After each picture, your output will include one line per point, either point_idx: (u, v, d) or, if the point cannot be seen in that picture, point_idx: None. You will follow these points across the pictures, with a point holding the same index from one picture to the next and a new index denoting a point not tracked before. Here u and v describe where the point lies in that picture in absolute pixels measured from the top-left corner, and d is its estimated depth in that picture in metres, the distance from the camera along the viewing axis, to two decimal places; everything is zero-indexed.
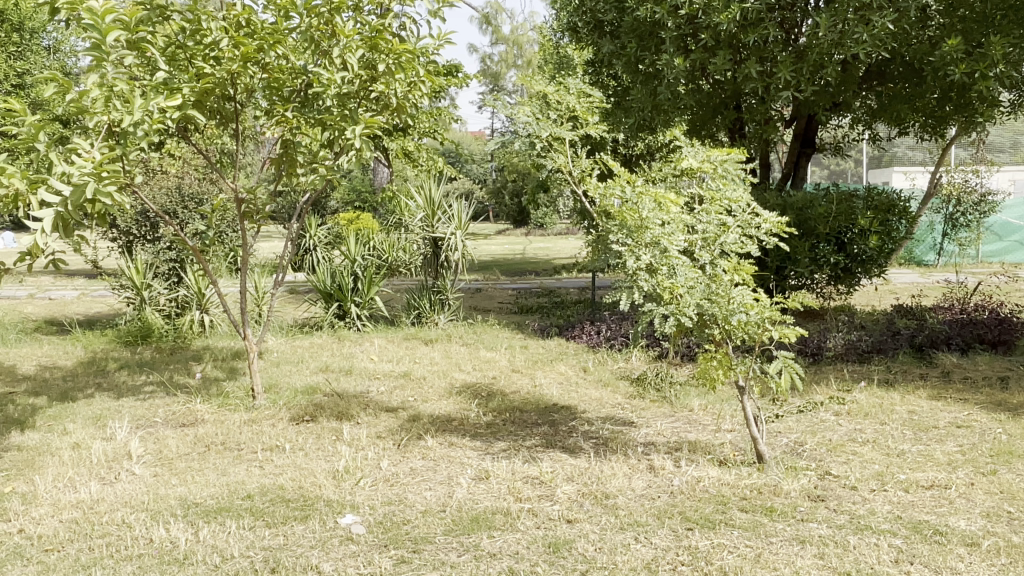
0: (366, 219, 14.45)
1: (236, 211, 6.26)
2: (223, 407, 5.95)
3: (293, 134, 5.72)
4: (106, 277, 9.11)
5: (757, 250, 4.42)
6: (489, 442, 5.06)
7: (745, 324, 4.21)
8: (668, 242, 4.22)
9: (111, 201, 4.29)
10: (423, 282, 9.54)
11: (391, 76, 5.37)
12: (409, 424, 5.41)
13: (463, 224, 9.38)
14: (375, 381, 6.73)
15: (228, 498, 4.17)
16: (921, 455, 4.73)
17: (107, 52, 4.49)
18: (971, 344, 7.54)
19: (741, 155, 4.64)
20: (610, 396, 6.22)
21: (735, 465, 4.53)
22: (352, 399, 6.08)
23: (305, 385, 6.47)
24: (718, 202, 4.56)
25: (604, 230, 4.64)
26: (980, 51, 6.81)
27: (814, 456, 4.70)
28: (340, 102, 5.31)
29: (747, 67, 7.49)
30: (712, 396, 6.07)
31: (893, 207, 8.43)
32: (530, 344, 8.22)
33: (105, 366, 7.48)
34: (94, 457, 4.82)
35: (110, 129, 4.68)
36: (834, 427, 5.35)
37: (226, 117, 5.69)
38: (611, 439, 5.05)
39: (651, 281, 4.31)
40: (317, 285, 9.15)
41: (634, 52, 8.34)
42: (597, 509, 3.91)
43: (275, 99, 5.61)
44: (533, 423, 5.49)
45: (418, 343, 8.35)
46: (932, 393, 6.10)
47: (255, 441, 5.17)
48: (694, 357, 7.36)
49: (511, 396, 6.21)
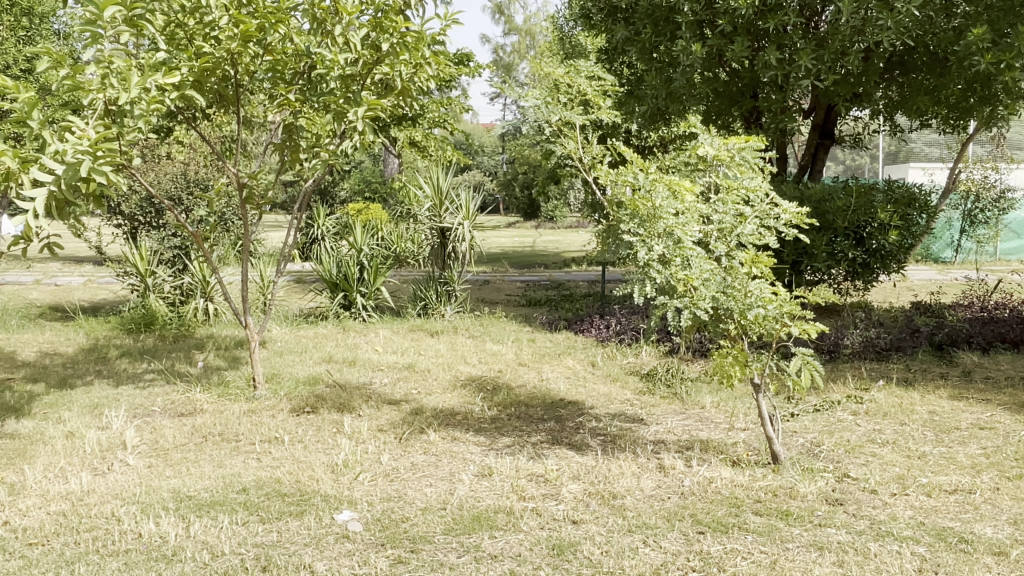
0: (375, 210, 14.30)
1: (238, 197, 6.11)
2: (223, 397, 5.81)
3: (296, 118, 5.57)
4: (110, 264, 8.97)
5: (776, 242, 4.24)
6: (493, 437, 4.90)
7: (763, 318, 4.02)
8: (681, 232, 4.04)
9: (106, 182, 4.16)
10: (430, 273, 9.38)
11: (397, 58, 5.16)
12: (412, 418, 5.26)
13: (472, 215, 9.18)
14: (379, 373, 6.58)
15: (223, 491, 4.03)
16: (943, 458, 4.54)
17: (103, 28, 4.35)
18: (993, 344, 7.32)
19: (760, 143, 4.45)
20: (619, 392, 6.05)
21: (749, 465, 4.34)
22: (354, 390, 5.94)
23: (307, 375, 6.33)
24: (735, 192, 4.39)
25: (614, 219, 4.47)
26: (1007, 40, 6.48)
27: (832, 458, 4.51)
28: (344, 85, 5.15)
29: (766, 54, 7.28)
30: (725, 393, 5.89)
31: (913, 201, 8.18)
32: (538, 337, 8.05)
33: (105, 353, 7.36)
34: (88, 447, 4.69)
35: (107, 108, 4.52)
36: (851, 427, 5.16)
37: (228, 100, 5.55)
38: (619, 436, 4.89)
39: (665, 273, 4.12)
40: (322, 274, 9.03)
41: (649, 38, 8.16)
42: (604, 510, 3.75)
43: (278, 82, 5.45)
44: (539, 418, 5.32)
45: (424, 334, 8.20)
46: (953, 393, 5.90)
47: (253, 432, 5.03)
48: (706, 352, 7.18)
49: (517, 390, 6.05)
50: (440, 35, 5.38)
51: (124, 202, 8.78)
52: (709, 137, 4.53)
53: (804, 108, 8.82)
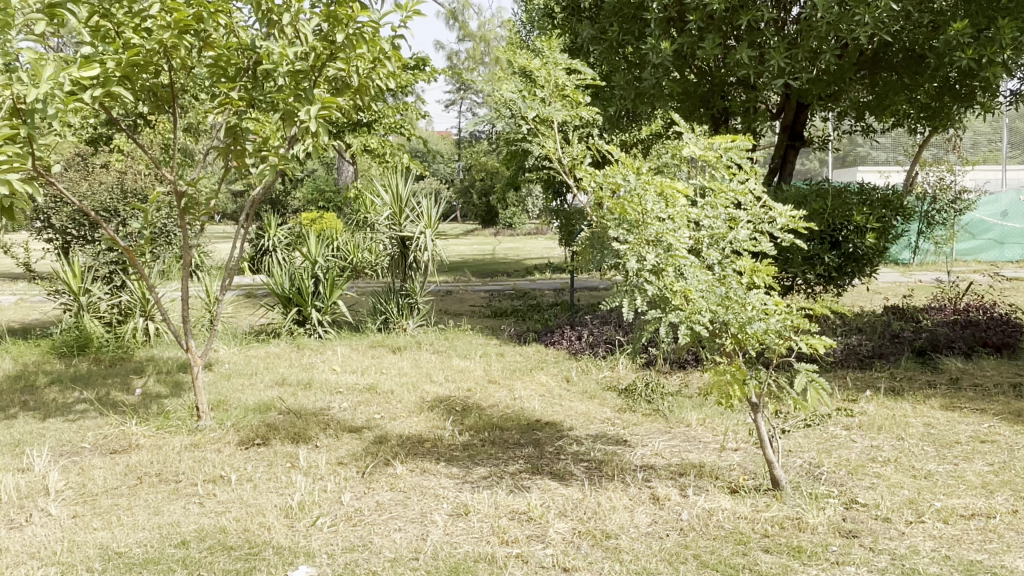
0: (331, 218, 13.75)
1: (177, 206, 5.53)
2: (162, 430, 5.23)
3: (241, 117, 5.03)
4: (40, 282, 8.24)
5: (773, 249, 3.85)
6: (467, 468, 4.44)
7: (763, 333, 3.64)
8: (673, 239, 3.66)
9: (10, 192, 3.59)
10: (389, 285, 8.87)
11: (353, 51, 4.64)
12: (375, 448, 4.76)
13: (433, 224, 8.61)
14: (337, 396, 6.05)
15: (159, 546, 3.50)
16: (951, 477, 4.24)
17: (10, 13, 3.78)
18: (975, 348, 7.12)
19: (749, 141, 4.06)
20: (598, 410, 5.65)
21: (749, 493, 3.96)
22: (310, 417, 5.41)
23: (258, 401, 5.77)
24: (724, 195, 4.01)
25: (598, 227, 4.06)
26: (988, 35, 6.28)
27: (835, 480, 4.15)
28: (294, 82, 4.64)
29: (738, 52, 6.94)
30: (711, 409, 5.53)
31: (888, 203, 7.95)
32: (507, 351, 7.61)
33: (33, 381, 6.68)
34: (3, 495, 4.08)
35: (16, 107, 3.95)
36: (848, 443, 4.83)
37: (162, 99, 5.00)
38: (605, 462, 4.47)
39: (657, 284, 3.74)
40: (274, 289, 8.46)
41: (616, 37, 7.79)
42: (597, 554, 3.33)
43: (219, 80, 4.92)
44: (515, 444, 4.88)
45: (385, 351, 7.70)
46: (944, 402, 5.64)
47: (196, 470, 4.48)
48: (685, 364, 6.83)
49: (489, 411, 5.60)
50: (397, 27, 4.91)
51: (55, 214, 8.07)
52: (693, 137, 4.15)
53: (774, 108, 8.57)
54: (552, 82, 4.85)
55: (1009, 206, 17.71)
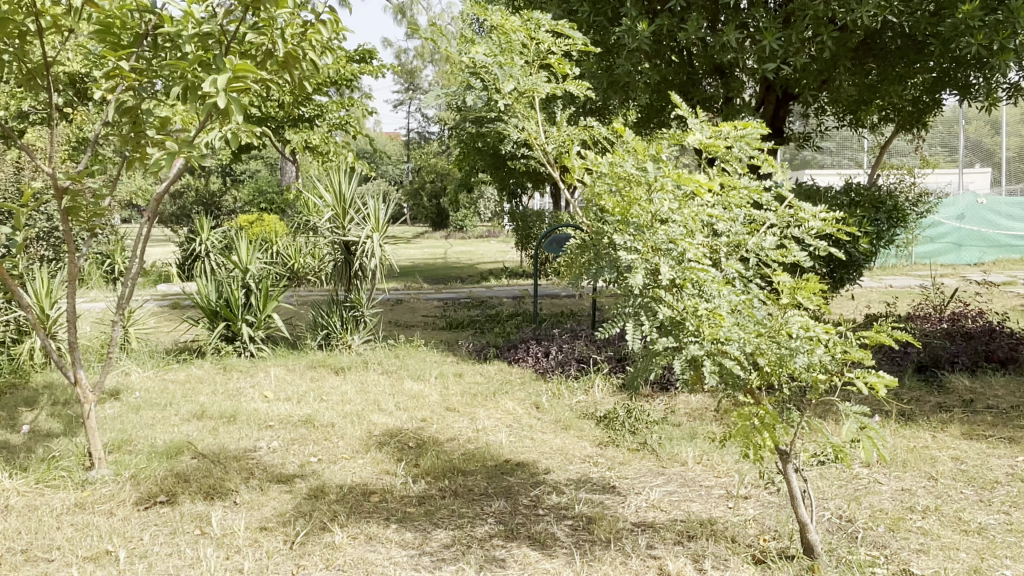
0: (270, 220, 12.69)
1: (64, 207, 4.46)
2: (42, 484, 4.20)
3: (139, 96, 4.04)
4: None
5: (813, 261, 3.05)
6: (423, 532, 3.55)
7: (809, 369, 2.82)
8: (692, 248, 2.84)
9: None
10: (332, 295, 7.88)
11: (277, 11, 3.69)
12: (310, 505, 3.85)
13: (381, 227, 7.61)
14: (266, 432, 5.09)
15: None
16: (1008, 531, 3.52)
17: None
18: (979, 363, 6.53)
19: (767, 127, 3.27)
20: (576, 445, 4.82)
21: (776, 564, 3.19)
22: (231, 463, 4.45)
23: (169, 442, 4.77)
24: (744, 194, 3.20)
25: (594, 230, 3.22)
26: (999, 16, 5.66)
27: (876, 542, 3.40)
28: (203, 49, 3.67)
29: (726, 33, 6.13)
30: (706, 443, 4.75)
31: (879, 204, 7.33)
32: (465, 371, 6.75)
33: None
34: None
35: None
36: (874, 486, 4.09)
37: (39, 70, 3.97)
38: (595, 520, 3.64)
39: (673, 306, 2.92)
40: (199, 300, 7.40)
41: (586, 18, 6.97)
42: None
43: (111, 47, 3.92)
44: (482, 495, 4.02)
45: (327, 372, 6.74)
46: (966, 431, 4.97)
47: (76, 543, 3.49)
48: (667, 387, 6.07)
49: (448, 449, 4.73)
50: None
51: None
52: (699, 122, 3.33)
53: (754, 101, 7.89)
54: (531, 49, 4.01)
55: (967, 209, 17.68)
